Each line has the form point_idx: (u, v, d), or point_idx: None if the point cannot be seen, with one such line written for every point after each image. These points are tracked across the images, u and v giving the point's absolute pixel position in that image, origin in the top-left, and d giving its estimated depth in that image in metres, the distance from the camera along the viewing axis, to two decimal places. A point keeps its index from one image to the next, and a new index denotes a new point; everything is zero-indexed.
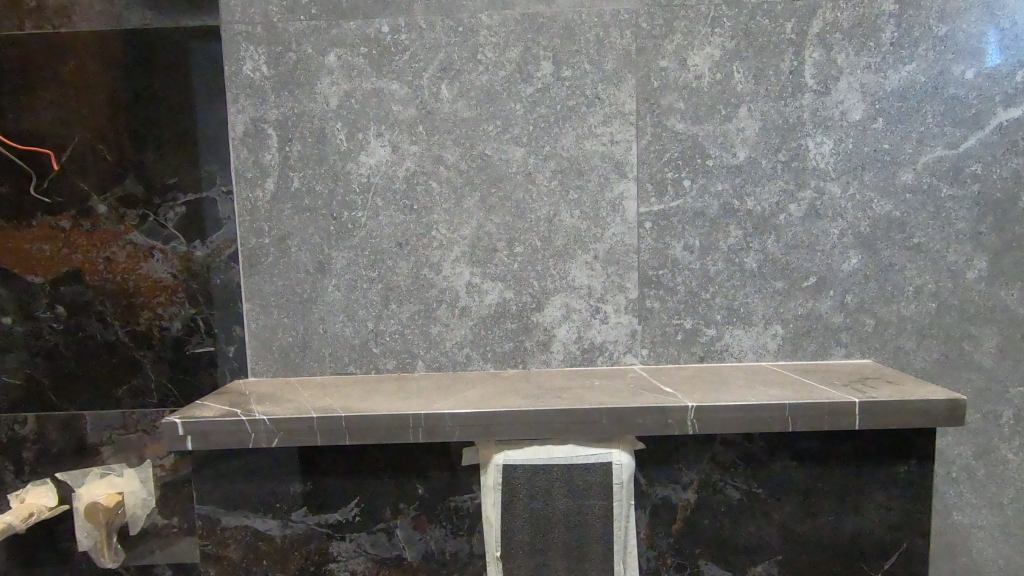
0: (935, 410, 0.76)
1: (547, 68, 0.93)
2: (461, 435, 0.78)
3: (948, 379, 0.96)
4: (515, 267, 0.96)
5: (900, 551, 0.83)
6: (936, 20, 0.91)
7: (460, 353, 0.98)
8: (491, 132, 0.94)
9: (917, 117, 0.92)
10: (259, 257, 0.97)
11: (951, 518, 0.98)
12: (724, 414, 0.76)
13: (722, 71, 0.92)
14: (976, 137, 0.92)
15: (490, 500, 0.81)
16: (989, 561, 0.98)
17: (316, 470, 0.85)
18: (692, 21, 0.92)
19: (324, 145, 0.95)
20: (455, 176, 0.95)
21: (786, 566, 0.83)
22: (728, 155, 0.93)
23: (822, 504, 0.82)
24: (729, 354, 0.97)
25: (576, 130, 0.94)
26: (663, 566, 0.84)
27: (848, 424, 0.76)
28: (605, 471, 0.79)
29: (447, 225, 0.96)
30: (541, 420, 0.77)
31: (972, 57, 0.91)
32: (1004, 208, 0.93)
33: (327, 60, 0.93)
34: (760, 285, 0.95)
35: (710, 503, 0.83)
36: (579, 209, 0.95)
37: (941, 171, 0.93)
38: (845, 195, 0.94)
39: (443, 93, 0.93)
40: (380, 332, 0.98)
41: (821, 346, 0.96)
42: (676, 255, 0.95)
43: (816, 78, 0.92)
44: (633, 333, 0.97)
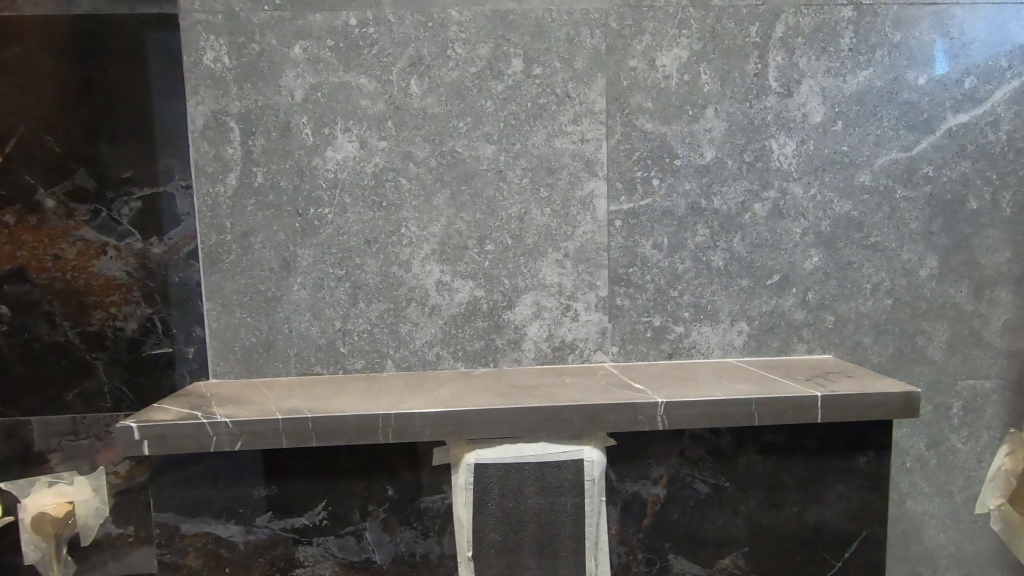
0: (892, 403, 0.79)
1: (518, 65, 0.93)
2: (431, 435, 0.76)
3: (903, 373, 0.99)
4: (485, 265, 0.96)
5: (859, 540, 0.85)
6: (891, 28, 0.94)
7: (430, 352, 0.97)
8: (462, 129, 0.93)
9: (873, 120, 0.95)
10: (220, 255, 0.93)
11: (905, 507, 1.02)
12: (693, 410, 0.77)
13: (690, 72, 0.94)
14: (928, 141, 0.96)
15: (461, 500, 0.80)
16: (940, 547, 1.02)
17: (281, 473, 0.82)
18: (661, 22, 0.93)
19: (289, 139, 0.92)
20: (424, 173, 0.94)
21: (752, 557, 0.85)
22: (696, 155, 0.95)
23: (787, 496, 0.85)
24: (697, 351, 0.98)
25: (547, 128, 0.94)
26: (633, 561, 0.84)
27: (811, 417, 0.78)
28: (577, 468, 0.79)
29: (417, 222, 0.94)
30: (513, 418, 0.76)
31: (924, 64, 0.95)
32: (954, 209, 0.97)
33: (293, 52, 0.91)
34: (727, 283, 0.97)
35: (680, 498, 0.84)
36: (549, 208, 0.95)
37: (895, 172, 0.96)
38: (806, 195, 0.96)
39: (413, 89, 0.92)
40: (348, 331, 0.96)
41: (784, 342, 0.98)
42: (645, 254, 0.96)
43: (779, 81, 0.94)
44: (604, 331, 0.97)
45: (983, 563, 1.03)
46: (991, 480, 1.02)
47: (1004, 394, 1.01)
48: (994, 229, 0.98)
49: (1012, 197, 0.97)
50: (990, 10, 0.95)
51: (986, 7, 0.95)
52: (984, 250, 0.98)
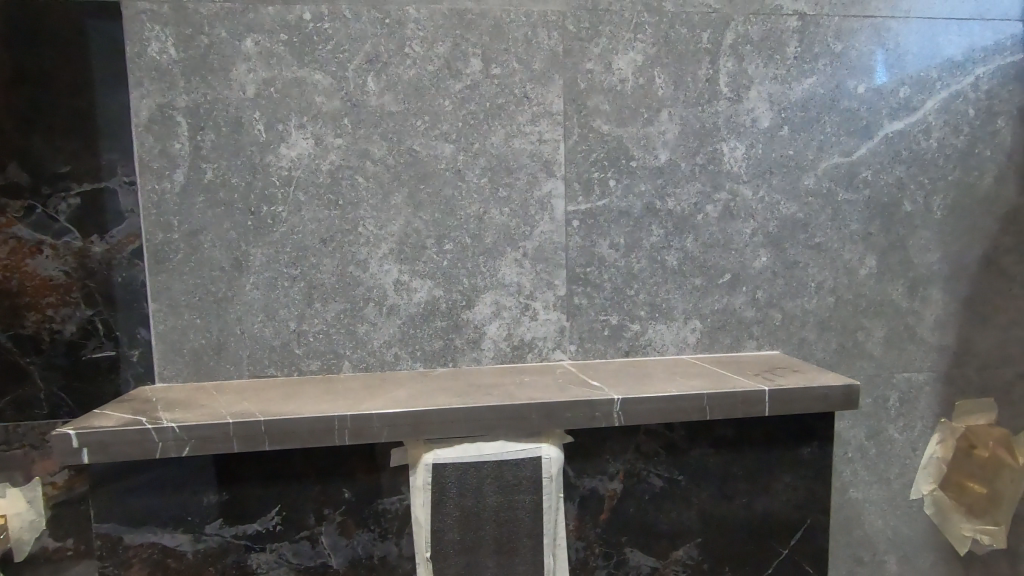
0: (834, 395, 0.83)
1: (476, 65, 0.93)
2: (389, 436, 0.76)
3: (845, 367, 1.04)
4: (444, 264, 0.95)
5: (804, 527, 0.89)
6: (832, 38, 0.99)
7: (388, 353, 0.96)
8: (420, 128, 0.92)
9: (817, 126, 1.00)
10: (167, 254, 0.90)
11: (848, 494, 1.07)
12: (648, 406, 0.79)
13: (645, 76, 0.96)
14: (867, 147, 1.01)
15: (420, 500, 0.80)
16: (879, 531, 1.08)
17: (233, 478, 0.80)
18: (616, 26, 0.95)
19: (240, 135, 0.90)
20: (382, 171, 0.93)
21: (704, 547, 0.88)
22: (651, 157, 0.97)
23: (737, 487, 0.88)
24: (652, 349, 1.01)
25: (505, 128, 0.94)
26: (590, 556, 0.86)
27: (759, 411, 0.81)
28: (535, 465, 0.80)
29: (374, 221, 0.93)
30: (471, 417, 0.76)
31: (863, 73, 1.00)
32: (890, 211, 1.03)
33: (244, 45, 0.88)
34: (681, 282, 1.00)
35: (636, 492, 0.86)
36: (508, 208, 0.95)
37: (837, 176, 1.01)
38: (755, 197, 1.00)
39: (370, 86, 0.91)
40: (303, 332, 0.94)
41: (735, 339, 1.02)
42: (602, 253, 0.98)
43: (729, 86, 0.98)
44: (562, 330, 0.99)
45: (917, 546, 1.09)
46: (925, 467, 1.08)
47: (937, 385, 1.07)
48: (927, 230, 1.04)
49: (942, 200, 1.04)
50: (922, 24, 1.01)
51: (919, 21, 1.01)
52: (917, 250, 1.04)
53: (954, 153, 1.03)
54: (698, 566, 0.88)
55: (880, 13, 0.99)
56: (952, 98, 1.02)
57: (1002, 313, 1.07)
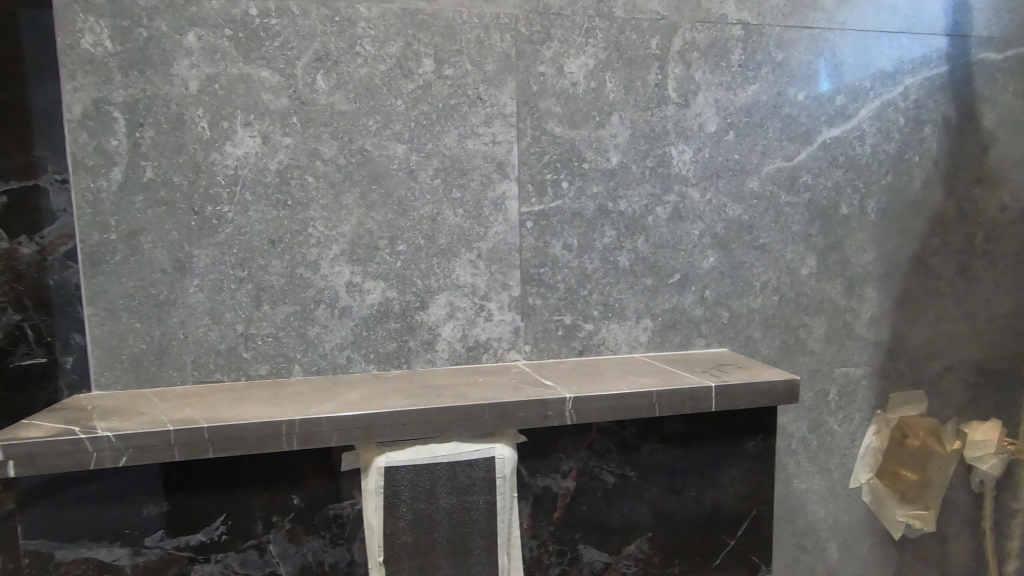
0: (776, 390, 0.86)
1: (428, 65, 0.92)
2: (339, 440, 0.75)
3: (788, 363, 1.09)
4: (397, 266, 0.94)
5: (749, 518, 0.93)
6: (774, 47, 1.03)
7: (340, 355, 0.94)
8: (371, 127, 0.91)
9: (760, 132, 1.04)
10: (104, 255, 0.86)
11: (792, 485, 1.11)
12: (600, 404, 0.80)
13: (596, 80, 0.97)
14: (806, 152, 1.06)
15: (372, 504, 0.79)
16: (821, 520, 1.13)
17: (174, 488, 0.77)
18: (568, 30, 0.96)
19: (182, 133, 0.86)
20: (333, 171, 0.91)
21: (655, 541, 0.90)
22: (603, 160, 0.99)
23: (686, 481, 0.90)
24: (606, 348, 1.02)
25: (458, 129, 0.94)
26: (544, 554, 0.87)
27: (706, 406, 0.84)
28: (488, 465, 0.80)
29: (325, 221, 0.92)
30: (423, 419, 0.76)
31: (803, 82, 1.04)
32: (829, 214, 1.08)
33: (186, 39, 0.85)
34: (633, 282, 1.02)
35: (588, 489, 0.87)
36: (462, 209, 0.95)
37: (780, 179, 1.05)
38: (703, 199, 1.03)
39: (319, 84, 0.89)
40: (251, 336, 0.91)
41: (685, 337, 1.05)
42: (556, 254, 0.99)
43: (677, 92, 1.00)
44: (517, 330, 0.99)
45: (856, 532, 1.15)
46: (862, 457, 1.14)
47: (873, 379, 1.13)
48: (862, 231, 1.09)
49: (876, 203, 1.09)
50: (856, 37, 1.06)
51: (853, 33, 1.06)
52: (854, 251, 1.09)
53: (886, 159, 1.09)
54: (649, 559, 0.90)
55: (817, 24, 1.04)
56: (884, 107, 1.08)
57: (931, 310, 1.14)
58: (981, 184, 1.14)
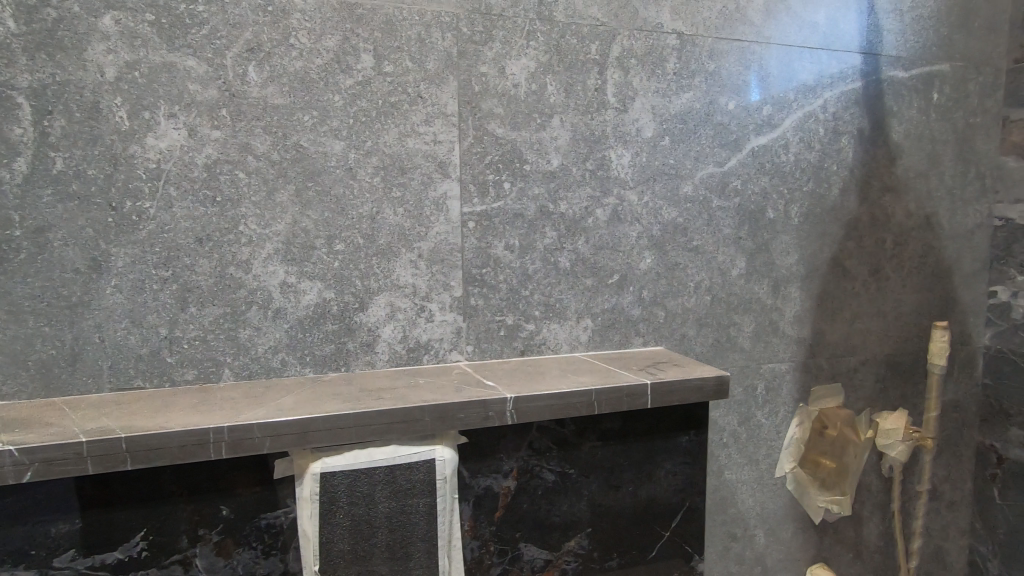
0: (708, 386, 0.90)
1: (367, 61, 0.90)
2: (272, 446, 0.72)
3: (719, 360, 1.14)
4: (335, 266, 0.92)
5: (683, 510, 0.96)
6: (706, 57, 1.07)
7: (274, 359, 0.91)
8: (307, 122, 0.89)
9: (693, 138, 1.08)
10: (5, 253, 0.79)
11: (723, 477, 1.16)
12: (540, 403, 0.81)
13: (537, 82, 0.99)
14: (736, 158, 1.11)
15: (307, 512, 0.76)
16: (749, 508, 1.19)
17: (87, 504, 0.71)
18: (509, 31, 0.96)
19: (98, 123, 0.81)
20: (266, 167, 0.88)
21: (594, 536, 0.92)
22: (544, 162, 1.00)
23: (624, 477, 0.92)
24: (547, 348, 1.04)
25: (399, 127, 0.93)
26: (486, 554, 0.87)
27: (642, 403, 0.86)
28: (429, 468, 0.79)
29: (257, 219, 0.88)
30: (362, 423, 0.74)
31: (733, 91, 1.09)
32: (757, 217, 1.13)
33: (101, 22, 0.80)
34: (573, 283, 1.04)
35: (529, 488, 0.88)
36: (402, 208, 0.94)
37: (712, 184, 1.10)
38: (641, 202, 1.06)
39: (251, 76, 0.86)
40: (175, 339, 0.86)
41: (623, 337, 1.08)
42: (497, 255, 0.99)
43: (616, 97, 1.03)
44: (458, 331, 0.99)
45: (781, 518, 1.22)
46: (786, 447, 1.21)
47: (796, 374, 1.20)
48: (786, 235, 1.16)
49: (799, 208, 1.16)
50: (781, 51, 1.12)
51: (778, 47, 1.12)
52: (779, 253, 1.16)
53: (808, 167, 1.16)
54: (589, 554, 0.92)
55: (746, 37, 1.09)
56: (806, 118, 1.15)
57: (848, 309, 1.22)
58: (890, 192, 1.23)
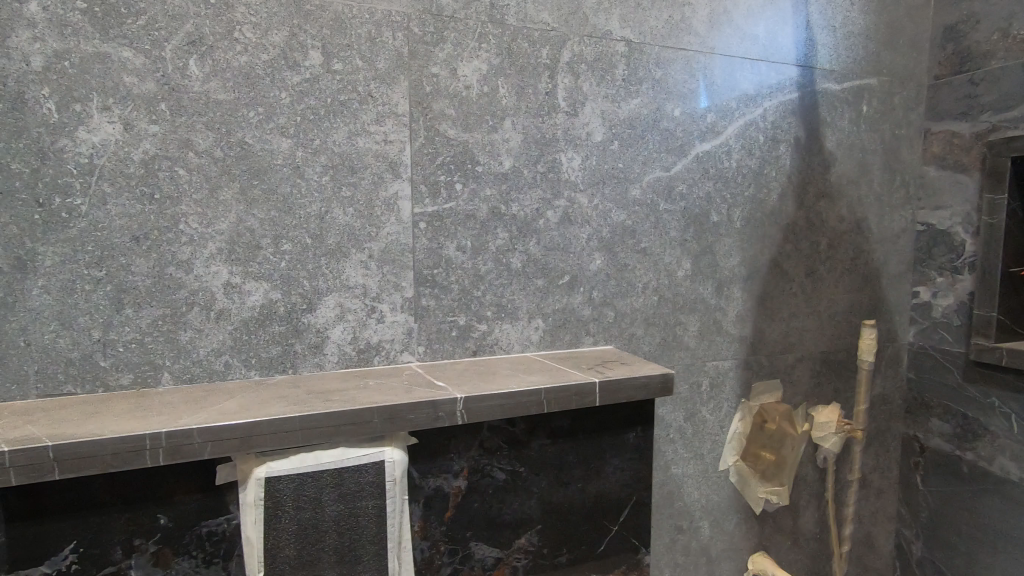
0: (653, 383, 0.93)
1: (316, 58, 0.89)
2: (212, 452, 0.70)
3: (666, 358, 1.18)
4: (282, 266, 0.90)
5: (630, 504, 0.99)
6: (653, 65, 1.11)
7: (217, 361, 0.88)
8: (252, 119, 0.86)
9: (641, 142, 1.11)
10: None
11: (670, 471, 1.20)
12: (489, 403, 0.82)
13: (489, 85, 0.99)
14: (682, 163, 1.15)
15: (251, 518, 0.74)
16: (695, 500, 1.23)
17: (12, 516, 0.68)
18: (461, 33, 0.97)
19: (23, 114, 0.76)
20: (208, 164, 0.85)
21: (544, 533, 0.93)
22: (496, 163, 1.01)
23: (573, 474, 0.94)
24: (498, 348, 1.05)
25: (348, 126, 0.92)
26: (436, 554, 0.87)
27: (590, 401, 0.88)
28: (378, 470, 0.78)
29: (198, 218, 0.85)
30: (308, 426, 0.73)
31: (679, 99, 1.13)
32: (701, 221, 1.18)
33: (26, 8, 0.75)
34: (524, 284, 1.05)
35: (480, 487, 0.88)
36: (351, 208, 0.93)
37: (659, 188, 1.13)
38: (591, 205, 1.08)
39: (192, 70, 0.83)
40: (110, 342, 0.83)
41: (574, 336, 1.10)
42: (449, 255, 1.00)
43: (567, 101, 1.05)
44: (410, 331, 0.98)
45: (725, 509, 1.27)
46: (729, 441, 1.26)
47: (738, 371, 1.25)
48: (729, 238, 1.21)
49: (740, 212, 1.21)
50: (724, 61, 1.17)
51: (721, 57, 1.16)
52: (722, 255, 1.20)
53: (749, 172, 1.21)
54: (539, 551, 0.93)
55: (691, 47, 1.14)
56: (747, 126, 1.20)
57: (786, 308, 1.28)
58: (824, 198, 1.30)
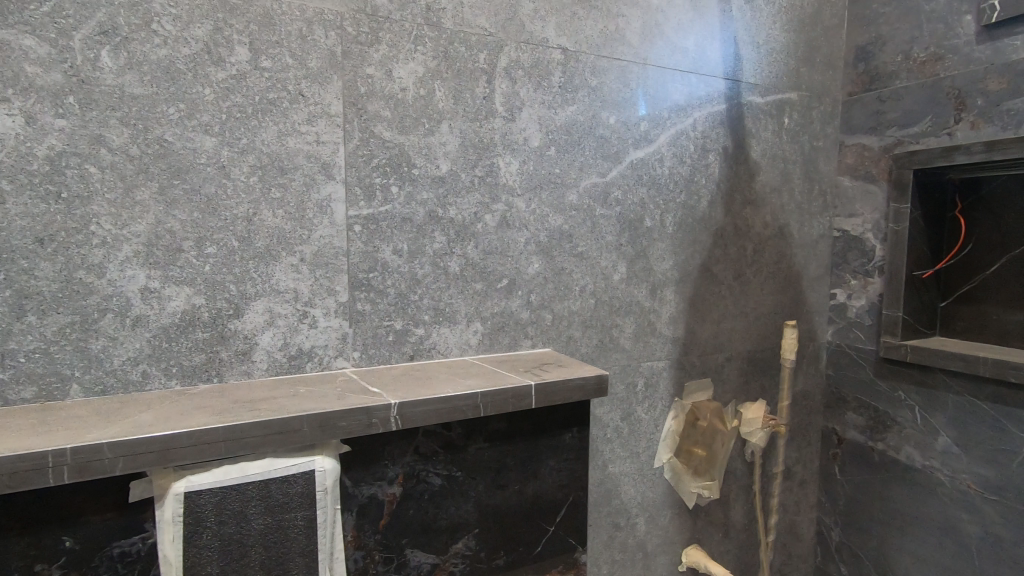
0: (589, 385, 0.94)
1: (242, 54, 0.86)
2: (126, 468, 0.65)
3: (603, 359, 1.20)
4: (206, 269, 0.86)
5: (567, 504, 1.01)
6: (589, 74, 1.13)
7: (133, 371, 0.83)
8: (171, 116, 0.82)
9: (578, 149, 1.13)
10: None
11: (608, 470, 1.23)
12: (425, 408, 0.81)
13: (425, 87, 0.99)
14: (617, 169, 1.18)
15: (169, 536, 0.71)
16: (632, 497, 1.27)
17: None
18: (396, 35, 0.96)
19: None
20: (123, 161, 0.80)
21: (481, 536, 0.93)
22: (432, 166, 1.00)
23: (511, 476, 0.95)
24: (436, 352, 1.04)
25: (277, 125, 0.89)
26: (371, 564, 0.85)
27: (527, 404, 0.89)
28: (308, 480, 0.76)
29: (112, 219, 0.80)
30: (232, 437, 0.70)
31: (614, 107, 1.17)
32: (636, 226, 1.21)
33: None
34: (462, 287, 1.05)
35: (415, 493, 0.87)
36: (282, 210, 0.90)
37: (595, 194, 1.16)
38: (529, 209, 1.10)
39: (104, 62, 0.78)
40: (8, 353, 0.76)
41: (512, 340, 1.11)
42: (385, 259, 0.98)
43: (504, 106, 1.06)
44: (344, 337, 0.96)
45: (660, 505, 1.31)
46: (664, 439, 1.30)
47: (671, 371, 1.29)
48: (662, 242, 1.25)
49: (673, 218, 1.26)
50: (657, 72, 1.21)
51: (654, 68, 1.21)
52: (656, 259, 1.25)
53: (680, 180, 1.26)
54: (476, 555, 0.93)
55: (625, 57, 1.17)
56: (678, 135, 1.25)
57: (715, 310, 1.34)
58: (750, 205, 1.37)
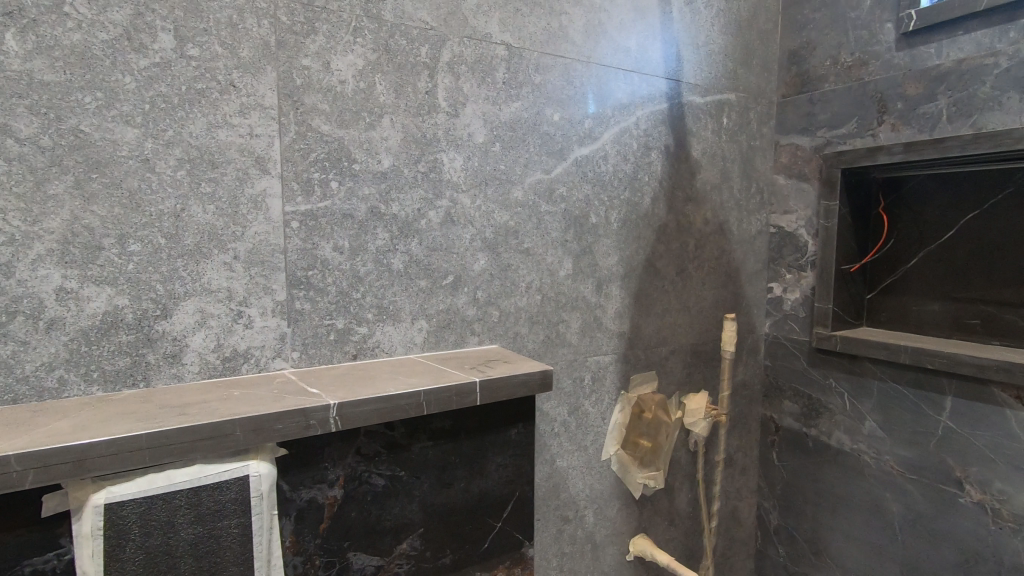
0: (533, 380, 0.95)
1: (167, 41, 0.81)
2: (36, 481, 0.61)
3: (550, 355, 1.21)
4: (129, 268, 0.81)
5: (514, 500, 1.01)
6: (533, 70, 1.14)
7: (48, 377, 0.78)
8: (87, 105, 0.77)
9: (523, 145, 1.14)
10: None
11: (556, 464, 1.24)
12: (365, 408, 0.79)
13: (365, 80, 0.97)
14: (561, 166, 1.19)
15: (88, 551, 0.66)
16: (580, 490, 1.28)
17: None
18: (334, 26, 0.93)
19: None
20: (33, 153, 0.75)
21: (426, 535, 0.93)
22: (373, 161, 0.98)
23: (456, 474, 0.94)
24: (380, 350, 1.02)
25: (206, 117, 0.85)
26: (311, 569, 0.83)
27: (471, 400, 0.88)
28: (242, 486, 0.73)
29: (21, 215, 0.74)
30: (157, 444, 0.66)
31: (558, 104, 1.17)
32: (581, 222, 1.23)
33: None
34: (406, 285, 1.03)
35: (357, 495, 0.86)
36: (212, 206, 0.86)
37: (540, 191, 1.16)
38: (473, 205, 1.09)
39: (9, 46, 0.72)
40: None
41: (458, 337, 1.10)
42: (325, 256, 0.95)
43: (448, 101, 1.05)
44: (282, 337, 0.93)
45: (607, 496, 1.33)
46: (610, 431, 1.32)
47: (617, 364, 1.32)
48: (607, 238, 1.27)
49: (617, 215, 1.28)
50: (600, 70, 1.23)
51: (598, 66, 1.22)
52: (601, 255, 1.27)
53: (624, 177, 1.28)
54: (421, 555, 0.92)
55: (569, 55, 1.18)
56: (621, 132, 1.27)
57: (659, 304, 1.37)
58: (692, 202, 1.41)
